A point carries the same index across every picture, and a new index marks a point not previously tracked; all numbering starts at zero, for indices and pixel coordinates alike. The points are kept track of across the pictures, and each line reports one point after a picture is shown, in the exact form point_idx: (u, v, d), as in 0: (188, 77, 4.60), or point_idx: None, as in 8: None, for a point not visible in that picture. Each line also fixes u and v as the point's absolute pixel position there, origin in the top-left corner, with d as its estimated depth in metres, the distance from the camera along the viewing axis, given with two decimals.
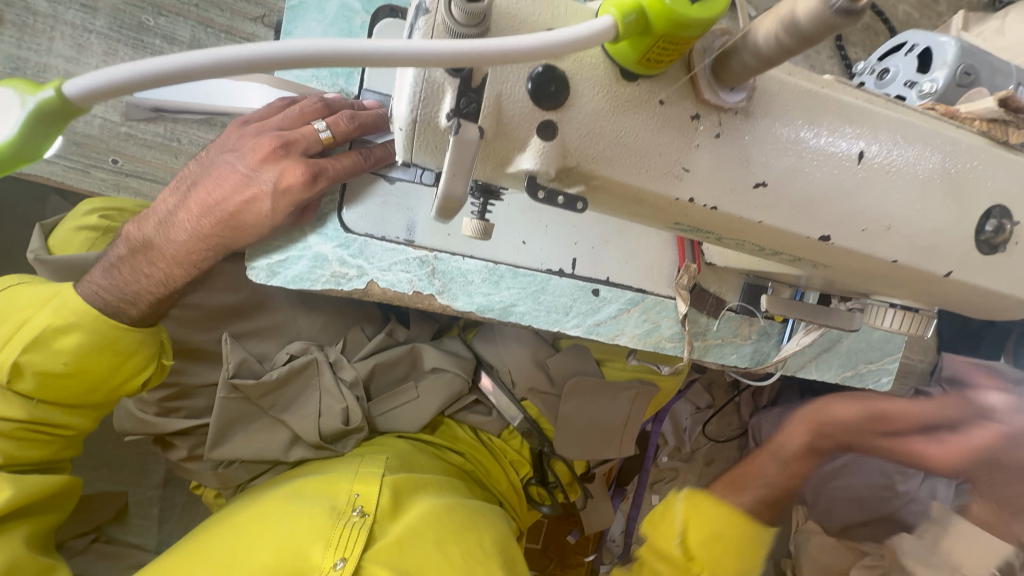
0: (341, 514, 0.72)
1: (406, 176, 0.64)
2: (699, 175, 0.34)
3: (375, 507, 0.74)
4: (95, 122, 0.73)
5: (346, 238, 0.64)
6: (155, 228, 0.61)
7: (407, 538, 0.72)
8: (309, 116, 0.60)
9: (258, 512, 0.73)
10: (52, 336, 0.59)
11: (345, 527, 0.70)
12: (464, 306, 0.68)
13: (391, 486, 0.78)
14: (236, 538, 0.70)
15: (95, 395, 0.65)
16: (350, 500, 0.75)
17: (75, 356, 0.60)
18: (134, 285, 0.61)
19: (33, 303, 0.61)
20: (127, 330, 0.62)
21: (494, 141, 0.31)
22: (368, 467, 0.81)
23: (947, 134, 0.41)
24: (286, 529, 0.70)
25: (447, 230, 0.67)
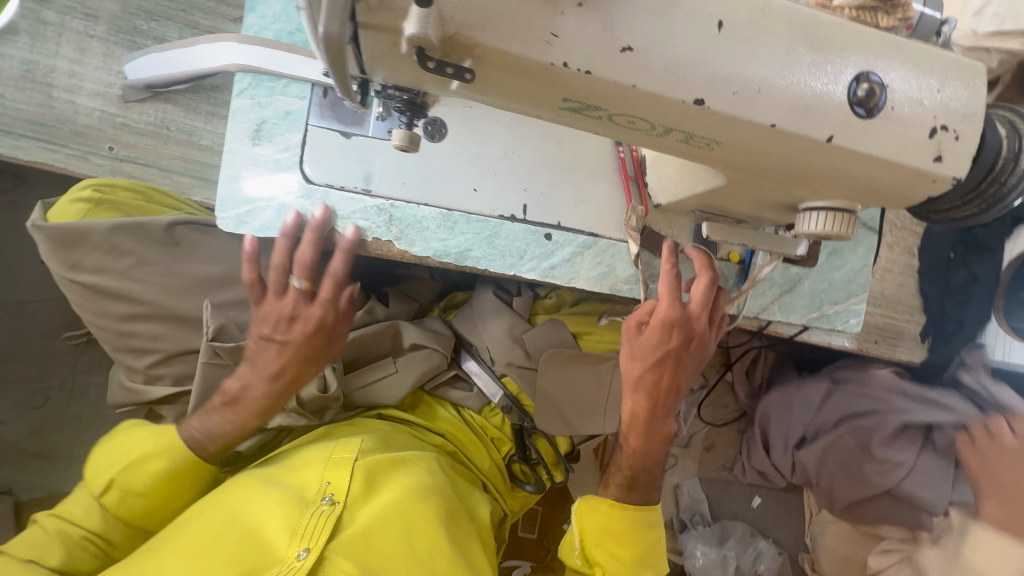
0: (311, 503, 0.73)
1: (362, 132, 0.70)
2: (567, 41, 0.39)
3: (346, 496, 0.73)
4: (95, 114, 0.82)
5: (308, 188, 0.70)
6: (239, 387, 0.74)
7: (376, 528, 0.72)
8: (279, 272, 0.69)
9: (230, 492, 0.73)
10: (147, 460, 0.71)
11: (312, 516, 0.70)
12: (421, 251, 0.73)
13: (364, 471, 0.76)
14: (205, 521, 0.70)
15: (161, 516, 0.73)
16: (321, 487, 0.74)
17: (155, 480, 0.71)
18: (216, 426, 0.74)
19: (139, 439, 0.74)
20: (201, 460, 0.73)
21: (378, 10, 0.37)
22: (341, 451, 0.79)
23: (810, 12, 0.45)
24: (256, 514, 0.71)
25: (402, 180, 0.72)
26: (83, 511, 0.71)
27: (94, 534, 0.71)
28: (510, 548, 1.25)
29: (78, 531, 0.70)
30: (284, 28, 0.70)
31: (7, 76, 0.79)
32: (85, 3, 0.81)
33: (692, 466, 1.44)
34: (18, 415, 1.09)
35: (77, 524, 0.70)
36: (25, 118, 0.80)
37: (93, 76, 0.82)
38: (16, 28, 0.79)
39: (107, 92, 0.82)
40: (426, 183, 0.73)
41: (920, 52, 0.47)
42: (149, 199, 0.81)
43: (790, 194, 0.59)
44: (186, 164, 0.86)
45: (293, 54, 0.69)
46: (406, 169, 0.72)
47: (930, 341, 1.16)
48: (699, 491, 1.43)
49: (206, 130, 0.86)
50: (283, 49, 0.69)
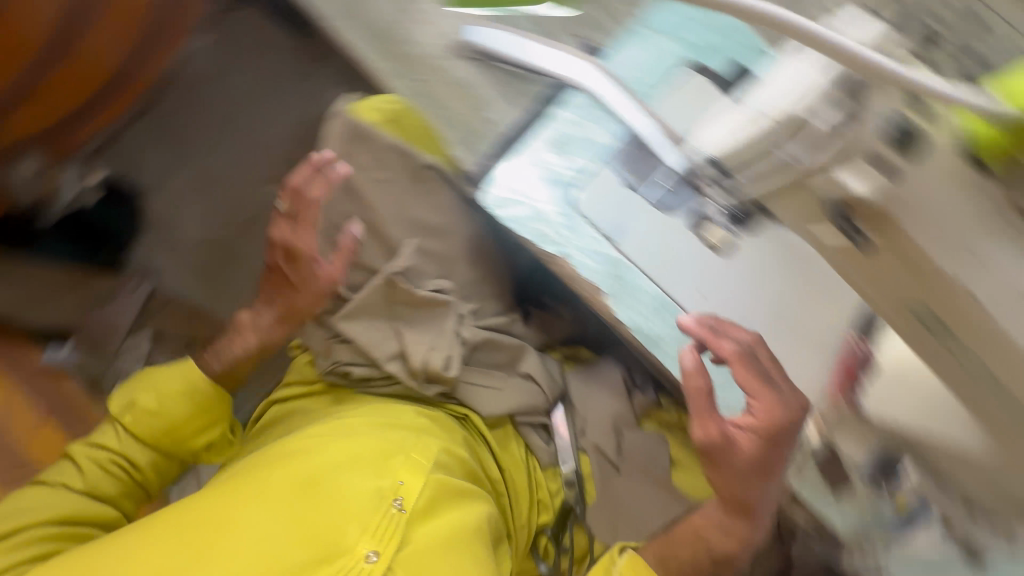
0: (384, 497, 0.70)
1: (639, 191, 0.73)
2: (986, 267, 0.38)
3: (414, 505, 0.70)
4: (426, 49, 0.92)
5: (568, 210, 0.74)
6: (251, 334, 0.90)
7: (439, 548, 0.69)
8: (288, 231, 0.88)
9: (314, 452, 0.73)
10: (177, 372, 0.84)
11: (383, 516, 0.68)
12: (624, 317, 0.73)
13: (435, 487, 0.73)
14: (269, 493, 0.68)
15: (186, 429, 0.83)
16: (394, 485, 0.72)
17: (185, 384, 0.84)
18: (231, 352, 0.89)
19: (171, 377, 0.84)
20: (194, 365, 0.85)
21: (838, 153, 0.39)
22: (419, 455, 0.77)
23: None
24: (333, 486, 0.69)
25: (647, 249, 0.73)
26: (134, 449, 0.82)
27: (115, 456, 0.81)
28: None
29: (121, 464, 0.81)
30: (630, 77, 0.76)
31: None
32: None
33: None
34: (202, 224, 1.24)
35: (115, 451, 0.81)
36: (380, 27, 0.92)
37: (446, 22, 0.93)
38: None
39: (446, 38, 0.92)
40: (664, 263, 0.72)
41: None
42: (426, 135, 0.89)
43: None
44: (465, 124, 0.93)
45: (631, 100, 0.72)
46: (656, 241, 0.72)
47: None
48: None
49: None
50: (625, 92, 0.72)
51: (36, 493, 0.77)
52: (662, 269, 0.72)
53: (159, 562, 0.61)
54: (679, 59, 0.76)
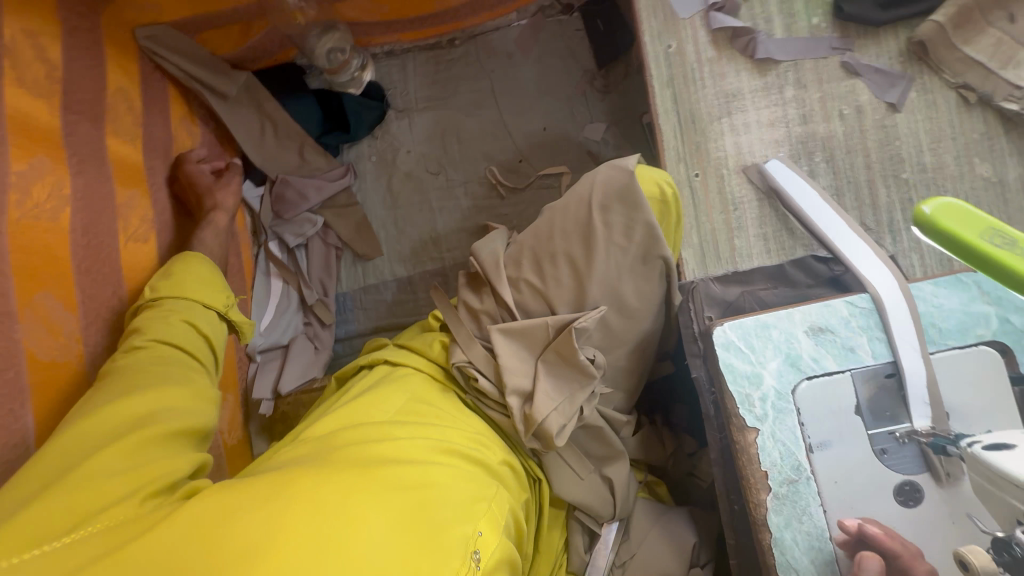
0: (465, 543, 0.63)
1: (866, 424, 0.67)
2: None
3: (489, 563, 0.64)
4: (720, 155, 0.91)
5: (786, 394, 0.68)
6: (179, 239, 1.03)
7: None
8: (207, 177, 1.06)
9: (402, 467, 0.67)
10: (186, 268, 0.90)
11: (467, 566, 0.60)
12: (773, 522, 0.66)
13: (502, 551, 0.68)
14: (364, 480, 0.62)
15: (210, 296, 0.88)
16: (474, 533, 0.66)
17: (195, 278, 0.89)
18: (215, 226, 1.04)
19: (180, 272, 0.89)
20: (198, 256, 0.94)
21: None
22: (493, 507, 0.73)
23: None
24: (427, 514, 0.63)
25: (839, 481, 0.66)
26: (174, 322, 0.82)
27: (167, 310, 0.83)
28: None
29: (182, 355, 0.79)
30: (927, 313, 0.69)
31: (721, 85, 0.92)
32: (811, 110, 0.90)
33: None
34: (418, 161, 1.31)
35: (170, 318, 0.82)
36: (693, 111, 0.92)
37: (754, 140, 0.91)
38: (763, 75, 0.91)
39: (744, 156, 0.91)
40: (846, 505, 0.66)
41: None
42: (675, 228, 0.88)
43: None
44: (711, 237, 0.91)
45: (915, 336, 0.67)
46: (854, 480, 0.66)
47: None
48: None
49: (750, 241, 0.90)
50: (914, 325, 0.68)
51: (127, 372, 0.73)
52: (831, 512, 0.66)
53: (248, 535, 0.53)
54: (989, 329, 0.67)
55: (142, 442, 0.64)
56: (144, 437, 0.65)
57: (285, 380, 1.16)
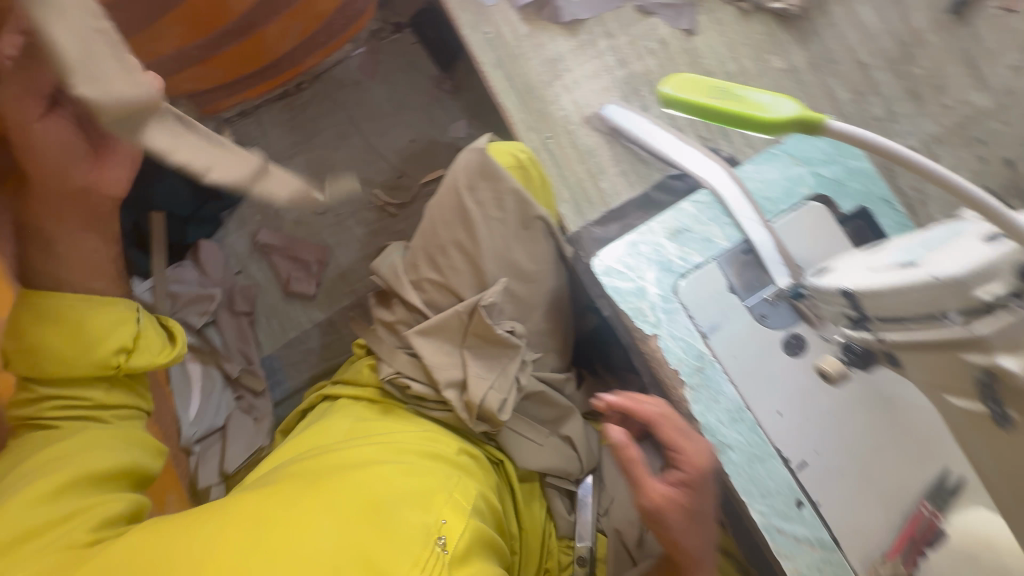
0: (426, 533, 0.66)
1: (741, 298, 0.74)
2: None
3: (458, 546, 0.66)
4: (562, 113, 0.99)
5: (669, 296, 0.75)
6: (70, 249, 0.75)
7: None
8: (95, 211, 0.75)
9: (352, 479, 0.71)
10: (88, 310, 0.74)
11: (428, 552, 0.64)
12: (697, 411, 0.73)
13: (475, 530, 0.70)
14: (320, 495, 0.68)
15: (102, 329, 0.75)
16: (437, 523, 0.68)
17: (65, 314, 0.72)
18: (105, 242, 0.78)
19: (67, 307, 0.73)
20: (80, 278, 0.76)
21: (997, 330, 0.40)
22: (459, 494, 0.75)
23: None
24: (382, 516, 0.67)
25: (736, 354, 0.74)
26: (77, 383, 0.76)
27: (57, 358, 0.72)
28: None
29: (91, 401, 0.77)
30: (760, 189, 0.78)
31: (543, 53, 1.00)
32: (624, 53, 1.00)
33: None
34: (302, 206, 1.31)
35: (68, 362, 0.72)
36: (526, 81, 1.00)
37: (586, 92, 1.00)
38: (575, 35, 1.01)
39: (583, 108, 0.99)
40: (749, 373, 0.73)
41: None
42: (543, 188, 0.95)
43: None
44: (577, 185, 0.97)
45: (754, 211, 0.76)
46: (746, 349, 0.74)
47: None
48: None
49: (611, 178, 0.96)
50: (750, 202, 0.76)
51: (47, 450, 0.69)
52: (748, 382, 0.73)
53: (198, 560, 0.59)
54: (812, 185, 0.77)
55: (62, 489, 0.66)
56: (70, 482, 0.67)
57: (230, 459, 1.12)
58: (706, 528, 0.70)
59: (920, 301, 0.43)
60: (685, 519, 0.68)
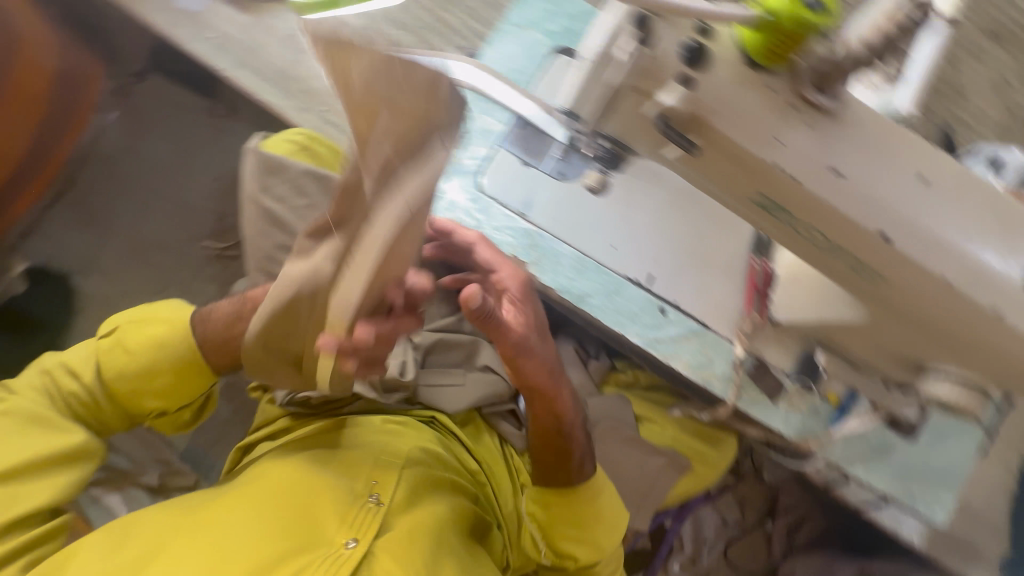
0: (358, 497, 0.80)
1: (538, 166, 0.79)
2: (790, 150, 0.45)
3: (390, 499, 0.81)
4: (325, 82, 0.98)
5: (478, 195, 0.79)
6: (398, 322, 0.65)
7: (414, 535, 0.80)
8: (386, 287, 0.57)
9: (281, 470, 0.81)
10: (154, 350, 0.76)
11: (364, 511, 0.78)
12: (548, 280, 0.79)
13: (407, 480, 0.85)
14: (263, 485, 0.79)
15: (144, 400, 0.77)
16: (368, 485, 0.82)
17: (152, 343, 0.76)
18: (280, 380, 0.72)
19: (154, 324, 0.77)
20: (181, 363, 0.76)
21: (647, 77, 0.45)
22: (390, 455, 0.87)
23: (997, 194, 0.49)
24: (308, 493, 0.79)
25: (556, 216, 0.79)
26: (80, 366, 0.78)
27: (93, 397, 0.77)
28: None
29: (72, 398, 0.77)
30: (509, 66, 0.82)
31: (278, 35, 0.98)
32: None
33: None
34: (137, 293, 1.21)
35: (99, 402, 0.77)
36: (275, 68, 0.97)
37: None
38: None
39: None
40: (574, 226, 0.80)
41: None
42: (338, 159, 0.94)
43: (924, 352, 0.61)
44: None
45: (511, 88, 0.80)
46: (561, 208, 0.79)
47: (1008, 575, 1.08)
48: None
49: None
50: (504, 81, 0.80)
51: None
52: (578, 232, 0.80)
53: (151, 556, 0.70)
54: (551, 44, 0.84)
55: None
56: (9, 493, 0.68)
57: None
58: (551, 350, 0.87)
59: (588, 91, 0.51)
60: (536, 338, 0.82)
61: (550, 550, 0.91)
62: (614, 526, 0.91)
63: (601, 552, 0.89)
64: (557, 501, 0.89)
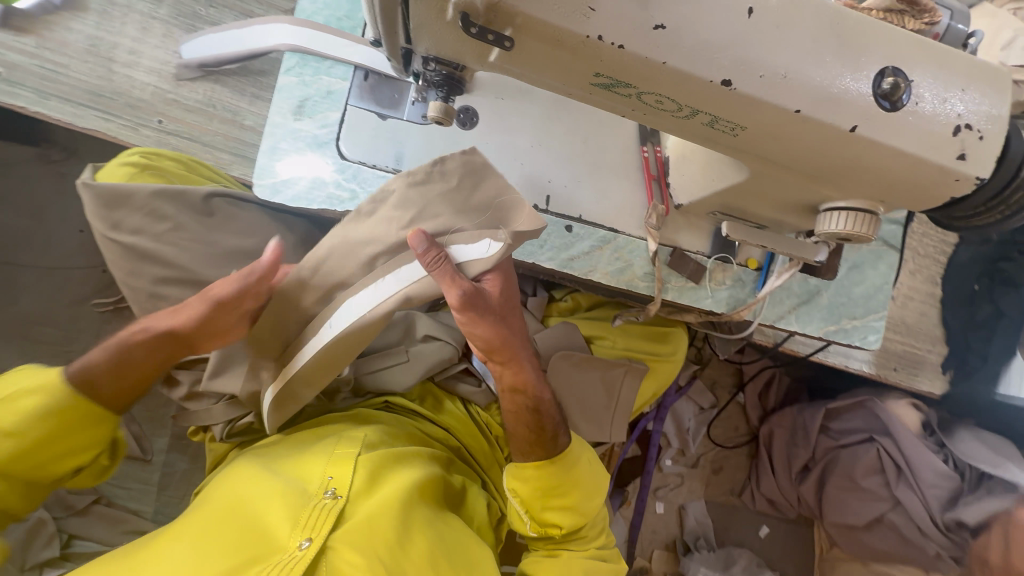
0: (313, 495, 0.78)
1: (398, 115, 0.74)
2: (604, 14, 0.41)
3: (348, 489, 0.79)
4: (148, 89, 0.87)
5: (342, 164, 0.73)
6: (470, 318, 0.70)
7: (375, 516, 0.78)
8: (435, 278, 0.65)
9: (230, 490, 0.80)
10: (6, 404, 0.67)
11: (319, 506, 0.76)
12: None
13: (366, 466, 0.83)
14: (213, 511, 0.77)
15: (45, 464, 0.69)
16: (323, 483, 0.80)
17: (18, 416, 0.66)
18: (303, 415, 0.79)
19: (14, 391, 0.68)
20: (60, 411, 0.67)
21: None
22: (344, 447, 0.85)
23: (834, 6, 0.46)
24: (259, 506, 0.76)
25: (432, 162, 0.74)
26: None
27: None
28: (505, 556, 1.17)
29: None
30: (334, 15, 0.74)
31: (74, 49, 0.85)
32: None
33: (697, 488, 1.40)
34: None
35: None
36: (84, 88, 0.85)
37: (151, 54, 0.87)
38: (87, 7, 0.86)
39: (162, 69, 0.87)
40: None
41: (949, 54, 0.48)
42: (190, 169, 0.84)
43: (812, 193, 0.61)
44: (228, 141, 0.89)
45: (342, 38, 0.72)
46: (436, 153, 0.74)
47: (951, 374, 1.18)
48: (704, 514, 1.39)
49: (250, 111, 0.90)
50: (333, 33, 0.72)
51: None
52: None
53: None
54: None
55: None
56: None
57: None
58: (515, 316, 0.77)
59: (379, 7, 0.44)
60: (500, 301, 0.71)
61: (534, 521, 0.83)
62: (592, 487, 0.86)
63: (582, 513, 0.84)
64: (531, 470, 0.82)
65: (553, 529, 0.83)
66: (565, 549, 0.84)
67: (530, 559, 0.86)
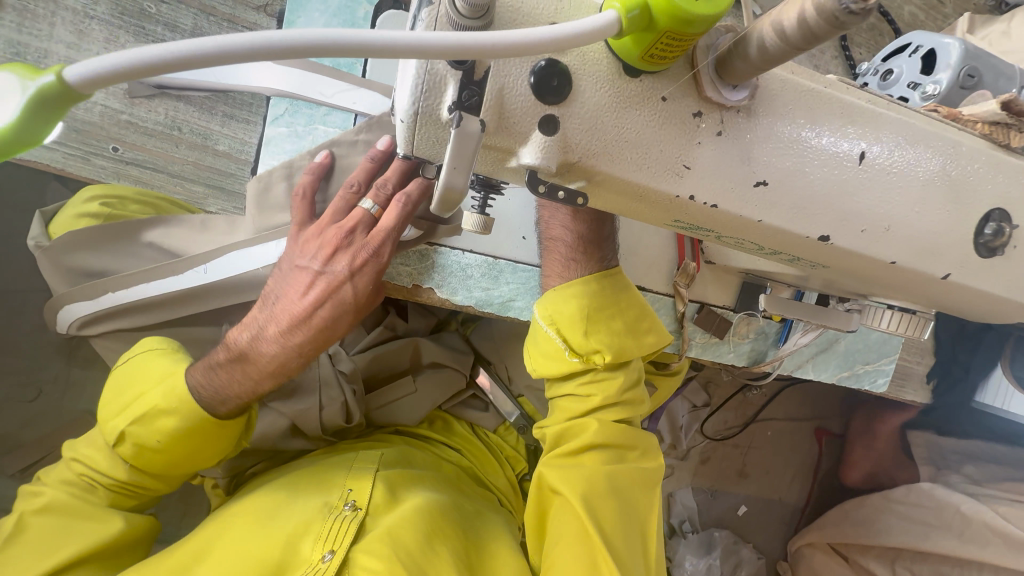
0: (334, 508, 0.71)
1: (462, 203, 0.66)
2: (700, 173, 0.34)
3: (368, 502, 0.72)
4: (96, 109, 0.72)
5: (429, 252, 0.68)
6: (282, 292, 0.64)
7: (399, 527, 0.69)
8: (354, 219, 0.63)
9: (241, 509, 0.71)
10: (155, 415, 0.61)
11: (338, 521, 0.69)
12: (463, 300, 0.68)
13: (386, 480, 0.77)
14: (225, 529, 0.69)
15: (178, 470, 0.66)
16: (344, 495, 0.73)
17: (153, 410, 0.61)
18: (236, 385, 0.63)
19: (153, 377, 0.64)
20: (161, 408, 0.61)
21: (496, 135, 0.31)
22: (361, 463, 0.79)
23: (948, 136, 0.41)
24: (275, 520, 0.69)
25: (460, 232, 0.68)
26: (91, 455, 0.65)
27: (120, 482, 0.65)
28: None
29: (99, 477, 0.65)
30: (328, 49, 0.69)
31: None
32: None
33: (686, 477, 1.47)
34: (9, 406, 1.00)
35: (101, 473, 0.65)
36: None
37: None
38: (2, 3, 0.69)
39: (111, 85, 0.73)
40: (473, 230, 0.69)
41: None
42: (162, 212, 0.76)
43: (867, 293, 0.57)
44: (200, 170, 0.76)
45: (338, 83, 0.67)
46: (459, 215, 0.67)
47: (934, 383, 1.13)
48: (692, 500, 1.46)
49: (223, 133, 0.77)
50: (326, 74, 0.67)
51: (167, 461, 0.64)
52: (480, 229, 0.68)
53: None
54: (367, 11, 0.71)
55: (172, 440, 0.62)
56: (170, 456, 0.63)
57: None
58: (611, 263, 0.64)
59: (436, 143, 0.32)
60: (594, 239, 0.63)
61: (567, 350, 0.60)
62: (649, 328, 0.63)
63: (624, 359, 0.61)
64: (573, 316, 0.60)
65: (596, 360, 0.59)
66: (587, 449, 0.62)
67: (534, 493, 0.65)
